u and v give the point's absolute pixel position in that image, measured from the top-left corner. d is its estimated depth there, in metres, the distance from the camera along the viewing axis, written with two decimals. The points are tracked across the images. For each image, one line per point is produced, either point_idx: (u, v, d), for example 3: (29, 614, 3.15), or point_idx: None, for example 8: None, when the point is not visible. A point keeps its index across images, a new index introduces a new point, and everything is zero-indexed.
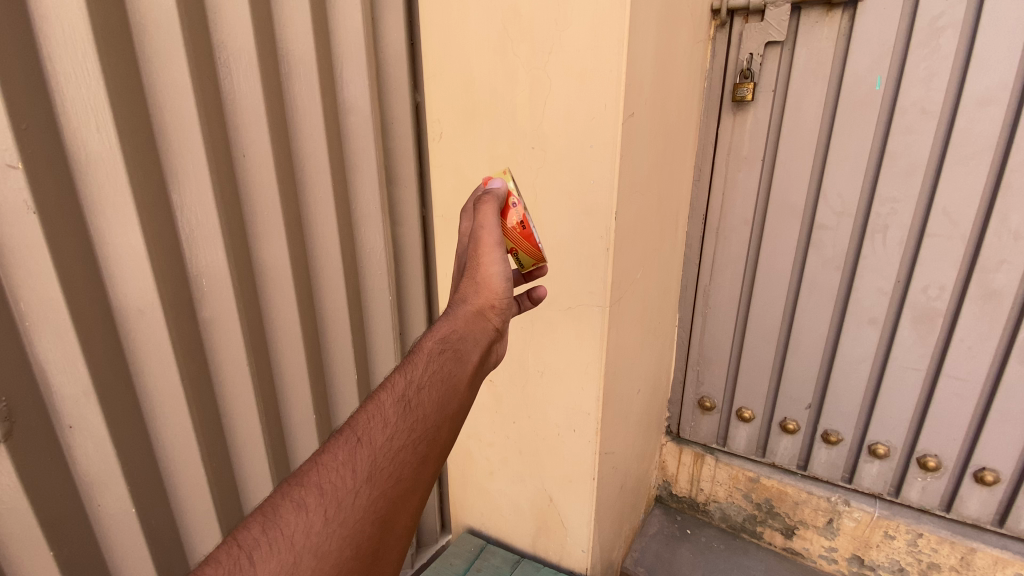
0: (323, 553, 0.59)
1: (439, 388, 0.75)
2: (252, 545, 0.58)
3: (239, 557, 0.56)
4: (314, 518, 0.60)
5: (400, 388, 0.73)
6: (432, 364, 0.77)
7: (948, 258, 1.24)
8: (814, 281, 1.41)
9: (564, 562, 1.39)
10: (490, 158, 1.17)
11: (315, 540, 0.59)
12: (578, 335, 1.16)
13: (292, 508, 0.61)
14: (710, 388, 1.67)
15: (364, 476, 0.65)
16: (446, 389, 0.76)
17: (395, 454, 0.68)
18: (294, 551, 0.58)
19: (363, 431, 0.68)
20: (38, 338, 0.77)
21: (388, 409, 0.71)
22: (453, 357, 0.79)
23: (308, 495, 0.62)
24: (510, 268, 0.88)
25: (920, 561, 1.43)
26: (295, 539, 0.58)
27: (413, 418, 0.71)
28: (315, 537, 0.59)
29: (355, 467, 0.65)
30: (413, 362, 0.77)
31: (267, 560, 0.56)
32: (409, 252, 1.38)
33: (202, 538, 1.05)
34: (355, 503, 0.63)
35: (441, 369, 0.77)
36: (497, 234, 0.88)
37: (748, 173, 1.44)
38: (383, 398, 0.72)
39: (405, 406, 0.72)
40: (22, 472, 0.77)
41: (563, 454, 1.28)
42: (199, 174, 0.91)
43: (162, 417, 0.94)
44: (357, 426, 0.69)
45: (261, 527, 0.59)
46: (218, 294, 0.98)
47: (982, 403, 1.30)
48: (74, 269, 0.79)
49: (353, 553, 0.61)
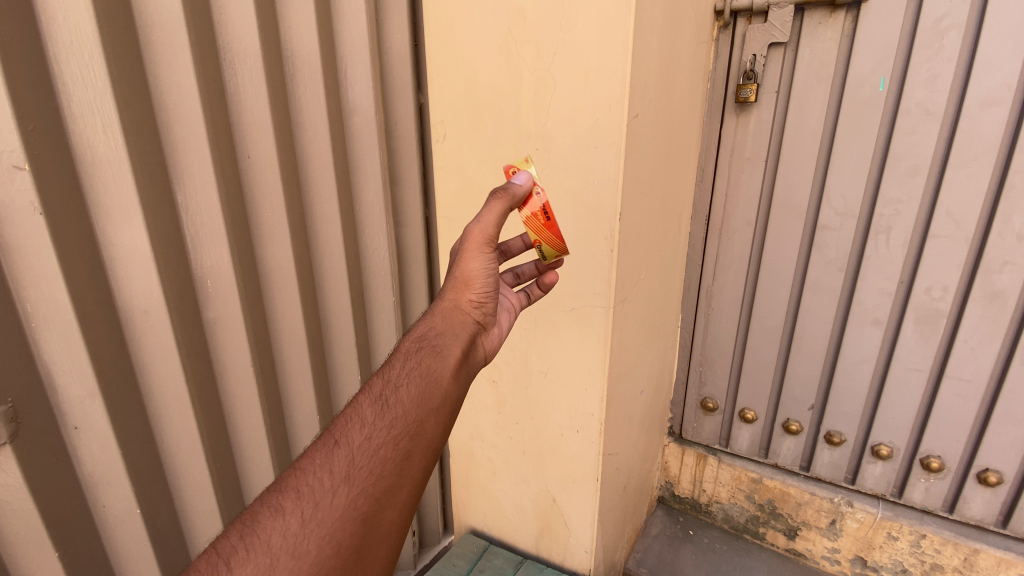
0: (300, 554, 0.59)
1: (419, 384, 0.75)
2: (231, 551, 0.58)
3: (218, 562, 0.57)
4: (291, 521, 0.61)
5: (378, 389, 0.74)
6: (409, 363, 0.77)
7: (951, 259, 1.24)
8: (817, 281, 1.41)
9: (566, 563, 1.39)
10: (494, 159, 1.17)
11: (292, 541, 0.59)
12: (583, 336, 1.16)
13: (270, 513, 0.61)
14: (712, 388, 1.67)
15: (341, 475, 0.65)
16: (426, 383, 0.76)
17: (374, 452, 0.68)
18: (271, 553, 0.58)
19: (341, 433, 0.69)
20: (44, 339, 0.77)
21: (365, 410, 0.71)
22: (431, 354, 0.80)
23: (285, 499, 0.62)
24: (490, 264, 0.90)
25: (923, 562, 1.43)
26: (271, 542, 0.59)
27: (392, 415, 0.71)
28: (292, 537, 0.59)
29: (332, 467, 0.65)
30: (391, 363, 0.78)
31: (244, 563, 0.57)
32: (413, 253, 1.38)
33: (207, 537, 1.06)
34: (333, 502, 0.63)
35: (417, 366, 0.77)
36: (486, 231, 0.87)
37: (751, 173, 1.44)
38: (361, 400, 0.73)
39: (382, 404, 0.72)
40: (28, 473, 0.77)
41: (567, 455, 1.28)
42: (205, 175, 0.91)
43: (167, 417, 0.94)
44: (335, 429, 0.70)
45: (239, 533, 0.60)
46: (224, 295, 0.98)
47: (985, 404, 1.29)
48: (80, 269, 0.79)
49: (333, 551, 0.61)
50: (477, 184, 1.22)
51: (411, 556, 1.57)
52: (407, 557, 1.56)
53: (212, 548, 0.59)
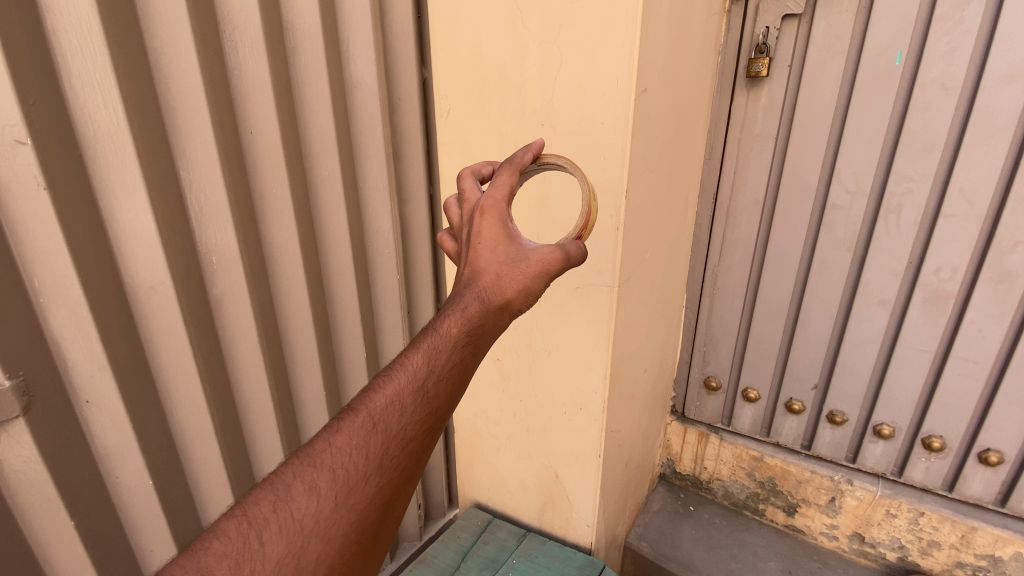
0: (328, 538, 0.60)
1: (455, 380, 0.74)
2: (262, 523, 0.59)
3: (249, 536, 0.58)
4: (324, 504, 0.61)
5: (421, 374, 0.71)
6: (455, 354, 0.75)
7: (961, 239, 1.22)
8: (824, 261, 1.40)
9: (569, 537, 1.41)
10: (499, 137, 1.16)
11: (323, 524, 0.60)
12: (587, 316, 1.16)
13: (303, 491, 0.61)
14: (716, 368, 1.68)
15: (375, 464, 0.65)
16: (462, 380, 0.75)
17: (407, 444, 0.68)
18: (302, 535, 0.59)
19: (378, 416, 0.67)
20: (53, 314, 0.78)
21: (406, 395, 0.69)
22: (473, 350, 0.77)
23: (319, 478, 0.62)
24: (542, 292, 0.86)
25: (920, 539, 1.45)
26: (304, 523, 0.59)
27: (429, 409, 0.70)
28: (322, 522, 0.60)
29: (368, 455, 0.65)
30: (437, 345, 0.74)
31: (276, 539, 0.58)
32: (417, 231, 1.38)
33: (217, 508, 1.09)
34: (363, 490, 0.63)
35: (461, 361, 0.75)
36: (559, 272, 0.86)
37: (761, 151, 1.41)
38: (402, 380, 0.70)
39: (423, 395, 0.70)
40: (41, 445, 0.79)
41: (571, 433, 1.29)
42: (207, 152, 0.90)
43: (177, 393, 0.96)
44: (374, 409, 0.68)
45: (272, 506, 0.60)
46: (229, 273, 0.99)
47: (990, 385, 1.29)
48: (85, 245, 0.79)
49: (356, 537, 0.62)
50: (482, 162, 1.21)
51: (417, 528, 1.61)
52: (413, 529, 1.61)
53: (242, 514, 0.60)
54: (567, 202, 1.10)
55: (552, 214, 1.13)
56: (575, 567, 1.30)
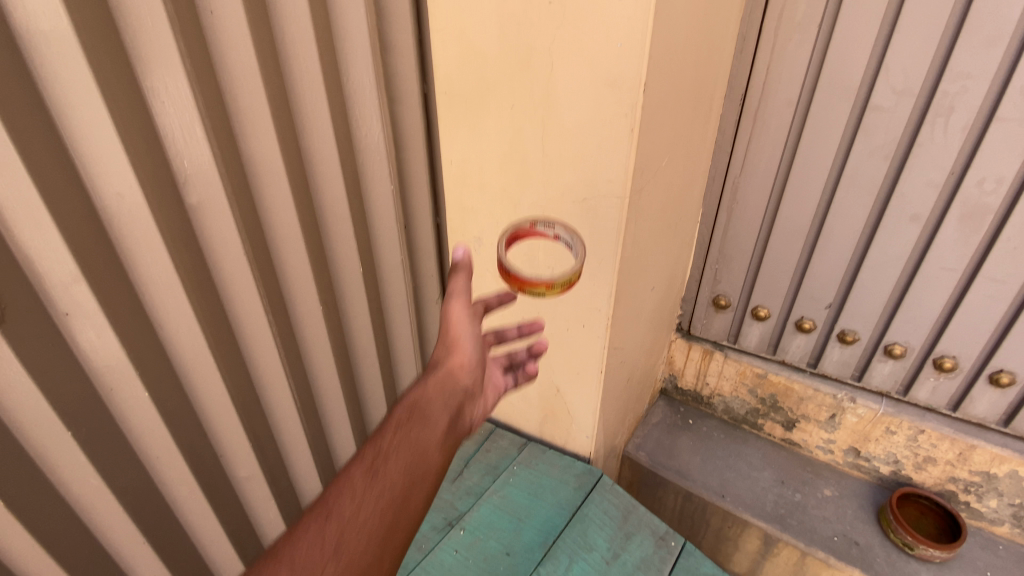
0: (364, 527, 0.72)
1: (442, 394, 0.88)
2: (309, 527, 0.70)
3: (299, 539, 0.69)
4: (351, 504, 0.73)
5: (410, 403, 0.86)
6: (436, 380, 0.89)
7: (1015, 145, 1.09)
8: (857, 172, 1.28)
9: (568, 447, 1.44)
10: (500, 21, 1.00)
11: (358, 520, 0.72)
12: (593, 230, 1.09)
13: (335, 498, 0.74)
14: (727, 285, 1.61)
15: (384, 479, 0.76)
16: (448, 390, 0.89)
17: (410, 447, 0.80)
18: (343, 526, 0.71)
19: (381, 443, 0.80)
20: (12, 221, 0.72)
21: (400, 424, 0.83)
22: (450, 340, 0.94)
23: (342, 499, 0.74)
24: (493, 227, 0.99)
25: (917, 454, 1.46)
26: (340, 521, 0.71)
27: (422, 427, 0.83)
28: (355, 515, 0.72)
29: (378, 475, 0.77)
30: (420, 384, 0.90)
31: (325, 525, 0.70)
32: (411, 135, 1.26)
33: (221, 419, 1.09)
34: (381, 499, 0.75)
35: (441, 377, 0.90)
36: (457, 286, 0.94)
37: (801, 42, 1.23)
38: (396, 414, 0.85)
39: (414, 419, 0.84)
40: (23, 357, 0.77)
41: (573, 350, 1.27)
42: (162, 35, 0.77)
43: (162, 306, 0.92)
44: (377, 438, 0.81)
45: (313, 517, 0.71)
46: (204, 179, 0.90)
47: (1015, 306, 1.22)
48: (35, 143, 0.72)
49: (387, 518, 0.74)
50: (481, 52, 1.06)
51: None
52: None
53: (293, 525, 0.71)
54: (575, 101, 0.98)
55: (557, 115, 1.02)
56: (574, 475, 1.33)
